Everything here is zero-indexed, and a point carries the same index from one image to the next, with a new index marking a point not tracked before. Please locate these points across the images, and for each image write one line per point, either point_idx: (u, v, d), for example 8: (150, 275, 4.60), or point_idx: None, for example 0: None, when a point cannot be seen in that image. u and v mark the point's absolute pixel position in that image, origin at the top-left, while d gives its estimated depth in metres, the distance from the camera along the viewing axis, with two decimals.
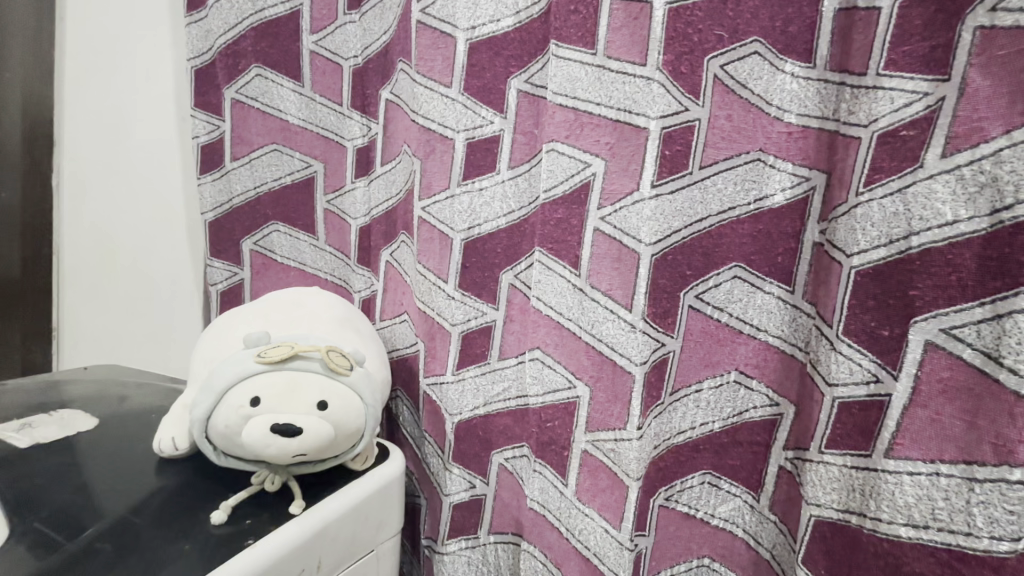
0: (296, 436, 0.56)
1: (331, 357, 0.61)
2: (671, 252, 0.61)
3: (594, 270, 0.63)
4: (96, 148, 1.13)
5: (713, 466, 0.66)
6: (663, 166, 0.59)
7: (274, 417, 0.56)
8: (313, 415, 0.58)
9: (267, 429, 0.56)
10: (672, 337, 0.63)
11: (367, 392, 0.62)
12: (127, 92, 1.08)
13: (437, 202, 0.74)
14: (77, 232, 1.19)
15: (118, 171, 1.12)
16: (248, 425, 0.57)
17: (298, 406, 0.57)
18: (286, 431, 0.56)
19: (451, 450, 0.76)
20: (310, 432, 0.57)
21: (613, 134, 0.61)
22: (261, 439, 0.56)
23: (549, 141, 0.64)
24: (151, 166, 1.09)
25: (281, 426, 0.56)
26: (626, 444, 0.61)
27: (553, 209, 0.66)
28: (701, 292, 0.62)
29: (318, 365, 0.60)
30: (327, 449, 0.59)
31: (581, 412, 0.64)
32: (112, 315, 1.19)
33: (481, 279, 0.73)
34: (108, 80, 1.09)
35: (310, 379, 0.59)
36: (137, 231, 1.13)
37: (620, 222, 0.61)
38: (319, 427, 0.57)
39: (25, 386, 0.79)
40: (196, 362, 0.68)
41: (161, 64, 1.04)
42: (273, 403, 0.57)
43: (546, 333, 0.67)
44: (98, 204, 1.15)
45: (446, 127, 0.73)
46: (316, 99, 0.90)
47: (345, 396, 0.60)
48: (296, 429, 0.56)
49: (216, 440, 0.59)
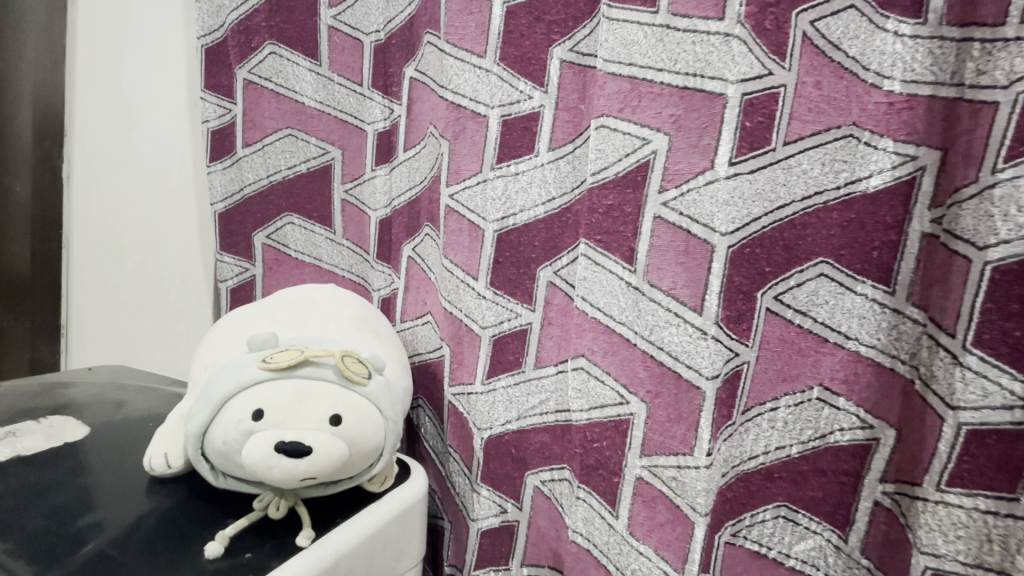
0: (304, 456, 0.48)
1: (347, 363, 0.53)
2: (749, 245, 0.51)
3: (654, 265, 0.53)
4: (105, 138, 1.07)
5: (789, 498, 0.56)
6: (742, 140, 0.50)
7: (279, 434, 0.48)
8: (325, 432, 0.49)
9: (271, 448, 0.48)
10: (747, 346, 0.53)
11: (387, 404, 0.54)
12: (138, 78, 1.02)
13: (467, 188, 0.66)
14: (84, 227, 1.13)
15: (128, 162, 1.06)
16: (249, 442, 0.48)
17: (308, 421, 0.49)
18: (293, 451, 0.48)
19: (480, 470, 0.67)
20: (320, 452, 0.48)
21: (680, 104, 0.51)
22: (262, 460, 0.48)
23: (600, 115, 0.55)
24: (162, 156, 1.03)
25: (287, 445, 0.48)
26: (693, 473, 0.51)
27: (603, 193, 0.56)
28: (781, 293, 0.53)
29: (332, 373, 0.52)
30: (340, 470, 0.51)
31: (635, 432, 0.55)
32: (120, 313, 1.13)
33: (516, 276, 0.65)
34: (118, 66, 1.03)
35: (322, 389, 0.51)
36: (147, 225, 1.07)
37: (688, 208, 0.51)
38: (330, 447, 0.49)
39: (16, 388, 0.72)
40: (196, 366, 0.60)
41: (172, 47, 0.98)
42: (278, 417, 0.49)
43: (592, 339, 0.57)
44: (106, 197, 1.09)
45: (479, 103, 0.64)
46: (334, 79, 0.82)
47: (362, 409, 0.52)
48: (304, 449, 0.48)
49: (213, 458, 0.51)
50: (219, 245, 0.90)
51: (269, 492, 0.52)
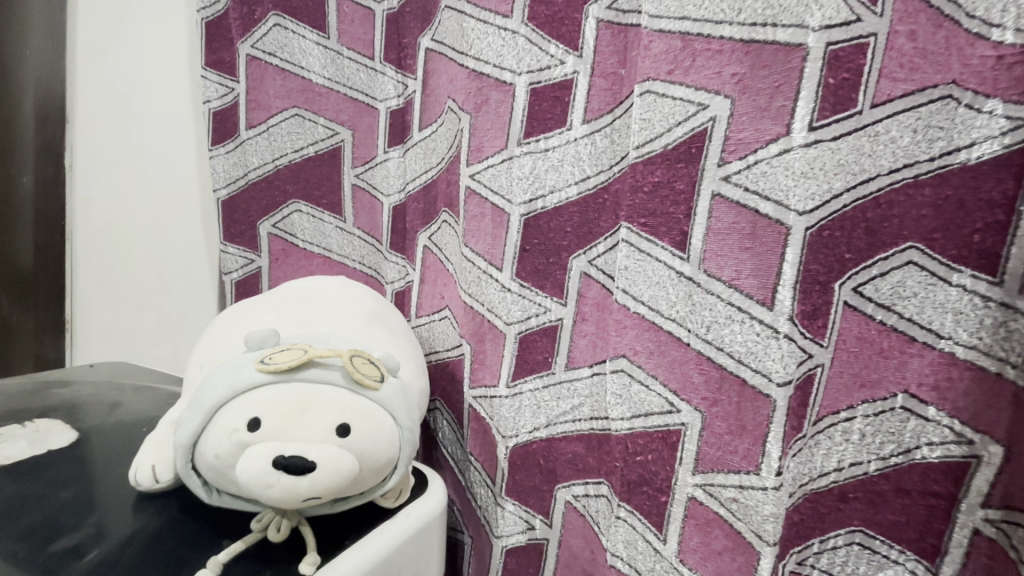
0: (307, 473, 0.42)
1: (356, 364, 0.46)
2: (828, 227, 0.43)
3: (711, 253, 0.46)
4: (105, 124, 1.02)
5: (865, 523, 0.49)
6: (824, 99, 0.41)
7: (278, 447, 0.42)
8: (331, 444, 0.43)
9: (269, 463, 0.41)
10: (822, 347, 0.45)
11: (402, 411, 0.47)
12: (139, 59, 0.96)
13: (490, 167, 0.59)
14: (86, 217, 1.08)
15: (130, 149, 1.00)
16: (245, 455, 0.42)
17: (312, 433, 0.43)
18: (294, 467, 0.41)
19: (504, 482, 0.61)
20: (326, 468, 0.42)
21: (745, 61, 0.44)
22: (259, 478, 0.41)
23: (644, 80, 0.48)
24: (165, 143, 0.97)
25: (287, 460, 0.41)
26: (759, 495, 0.44)
27: (649, 169, 0.48)
28: (861, 284, 0.45)
29: (340, 376, 0.45)
30: (349, 488, 0.45)
31: (687, 446, 0.47)
32: (125, 308, 1.08)
33: (545, 266, 0.57)
34: (119, 47, 0.97)
35: (328, 394, 0.44)
36: (150, 216, 1.02)
37: (754, 183, 0.43)
38: (337, 462, 0.42)
39: (7, 387, 0.68)
40: (191, 366, 0.54)
41: (173, 25, 0.92)
42: (277, 427, 0.42)
43: (634, 337, 0.50)
44: (108, 186, 1.04)
45: (504, 70, 0.57)
46: (343, 53, 0.75)
47: (373, 417, 0.45)
48: (307, 465, 0.42)
49: (205, 472, 0.45)
50: (223, 235, 0.84)
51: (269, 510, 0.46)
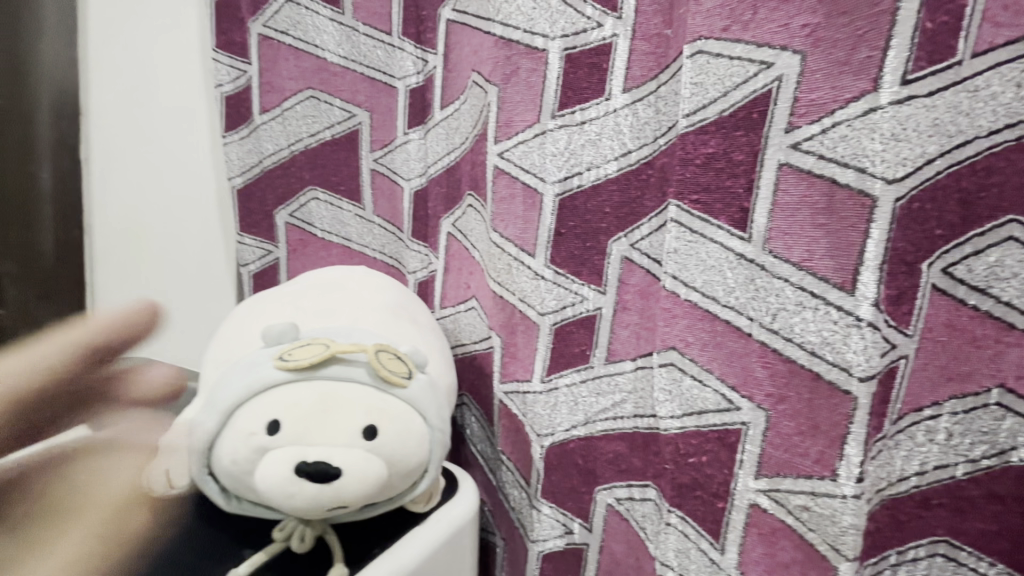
0: (332, 480, 0.38)
1: (382, 360, 0.42)
2: (919, 197, 0.37)
3: (778, 231, 0.40)
4: (120, 113, 0.99)
5: (950, 532, 0.43)
6: (921, 47, 0.35)
7: (300, 452, 0.38)
8: (357, 448, 0.39)
9: (290, 470, 0.38)
10: (907, 337, 0.39)
11: (432, 410, 0.43)
12: (150, 47, 0.93)
13: (520, 144, 0.54)
14: None
15: (145, 140, 0.98)
16: (264, 461, 0.39)
17: (337, 436, 0.39)
18: (318, 474, 0.38)
19: (540, 484, 0.57)
20: (352, 475, 0.39)
21: (818, 10, 0.38)
22: (280, 487, 0.38)
23: (692, 40, 0.42)
24: (187, 133, 0.98)
25: (310, 467, 0.38)
26: (836, 504, 0.39)
27: (702, 139, 0.43)
28: (952, 264, 0.40)
29: (364, 373, 0.41)
30: (376, 495, 0.41)
31: (747, 448, 0.43)
32: None
33: (582, 251, 0.53)
34: (129, 34, 0.94)
35: (352, 394, 0.40)
36: (168, 208, 0.99)
37: (831, 149, 0.38)
38: (363, 468, 0.39)
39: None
40: (206, 362, 0.51)
41: None
42: (298, 431, 0.39)
43: (685, 327, 0.45)
44: None
45: (535, 35, 0.52)
46: (358, 28, 0.71)
47: (401, 418, 0.41)
48: (332, 471, 0.38)
49: (223, 477, 0.42)
50: (239, 225, 0.81)
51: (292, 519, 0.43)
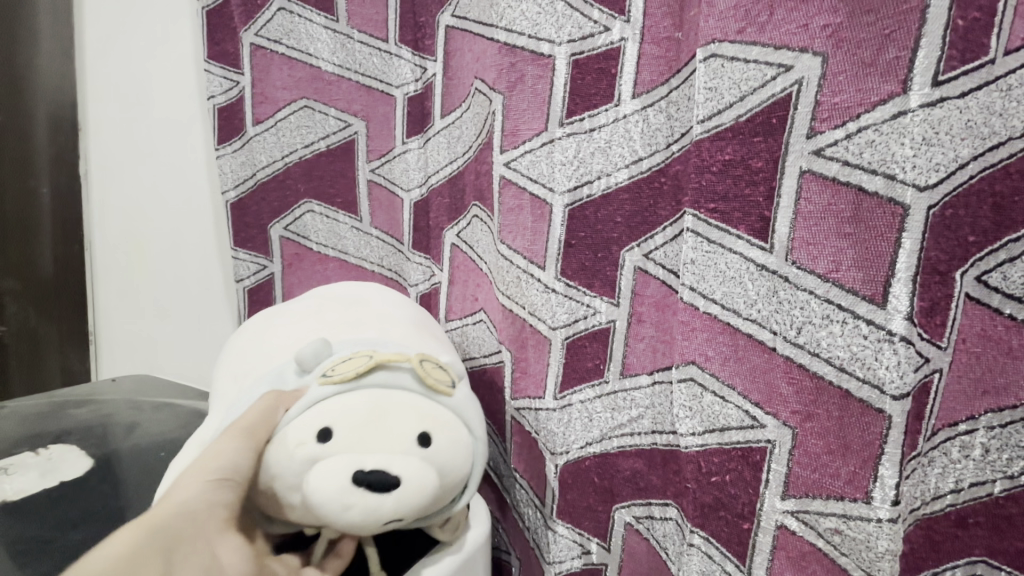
0: (392, 490, 0.38)
1: (430, 369, 0.43)
2: (952, 204, 0.35)
3: (801, 240, 0.39)
4: (121, 126, 0.97)
5: (987, 552, 0.41)
6: (953, 47, 0.33)
7: (358, 461, 0.38)
8: (414, 457, 0.40)
9: (349, 480, 0.37)
10: (941, 350, 0.37)
11: (474, 419, 0.45)
12: (145, 61, 0.92)
13: (527, 154, 0.52)
14: (104, 228, 1.04)
15: (143, 155, 0.97)
16: (317, 473, 0.38)
17: (392, 444, 0.39)
18: (379, 484, 0.37)
19: (554, 504, 0.54)
20: (411, 484, 0.38)
21: (841, 9, 0.36)
22: (335, 500, 0.37)
23: (706, 44, 0.41)
24: (180, 144, 0.93)
25: (370, 476, 0.37)
26: (870, 528, 0.37)
27: (717, 146, 0.41)
28: (986, 272, 0.38)
29: (416, 380, 0.43)
30: (425, 507, 0.41)
31: (773, 467, 0.41)
32: (147, 319, 1.05)
33: (592, 262, 0.51)
34: (125, 50, 0.94)
35: (405, 402, 0.41)
36: (168, 222, 0.98)
37: (859, 155, 0.36)
38: (421, 475, 0.39)
39: (28, 408, 0.65)
40: (222, 379, 0.49)
41: (177, 25, 0.88)
42: (354, 440, 0.39)
43: (705, 341, 0.43)
44: (124, 195, 1.01)
45: (541, 42, 0.51)
46: (353, 35, 0.70)
47: (451, 425, 0.42)
48: (391, 480, 0.38)
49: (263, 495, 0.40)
50: (233, 240, 0.79)
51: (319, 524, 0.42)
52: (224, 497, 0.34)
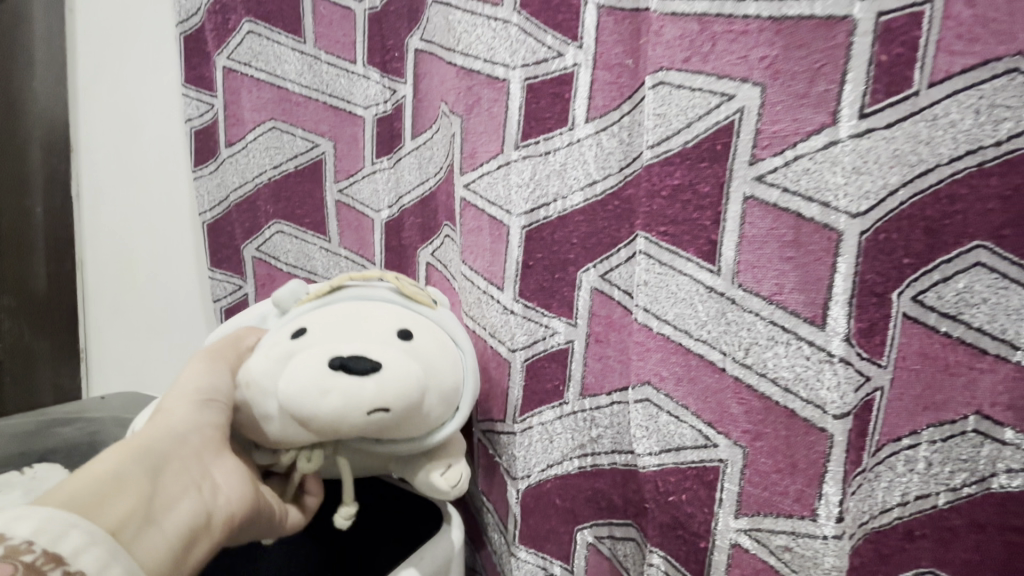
0: (371, 374, 0.40)
1: (405, 286, 0.49)
2: (884, 228, 0.37)
3: (747, 263, 0.40)
4: (111, 140, 0.95)
5: (935, 563, 0.43)
6: (877, 80, 0.35)
7: (337, 351, 0.41)
8: (392, 348, 0.43)
9: (330, 367, 0.40)
10: (881, 367, 0.39)
11: (455, 331, 0.49)
12: (133, 80, 0.91)
13: (486, 175, 0.53)
14: (97, 247, 1.02)
15: (133, 173, 0.95)
16: (300, 368, 0.41)
17: (371, 339, 0.43)
18: (356, 367, 0.40)
19: (516, 530, 0.54)
20: (389, 367, 0.40)
21: (776, 42, 0.38)
22: (316, 384, 0.40)
23: (655, 70, 0.42)
24: (170, 159, 0.92)
25: (348, 361, 0.40)
26: (816, 544, 0.38)
27: (667, 171, 0.42)
28: (921, 292, 0.39)
29: (390, 294, 0.49)
30: (410, 407, 0.42)
31: (726, 486, 0.41)
32: (138, 337, 1.03)
33: (550, 283, 0.51)
34: (114, 69, 0.92)
35: (384, 309, 0.46)
36: (157, 241, 0.96)
37: (796, 183, 0.37)
38: (401, 356, 0.42)
39: (13, 427, 0.64)
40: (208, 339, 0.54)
41: (164, 45, 0.88)
42: (333, 335, 0.43)
43: (659, 361, 0.44)
44: (114, 214, 0.98)
45: (496, 65, 0.51)
46: (321, 57, 0.70)
47: (429, 328, 0.47)
48: (369, 363, 0.40)
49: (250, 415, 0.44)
50: (210, 260, 0.80)
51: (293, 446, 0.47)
52: (211, 416, 0.42)
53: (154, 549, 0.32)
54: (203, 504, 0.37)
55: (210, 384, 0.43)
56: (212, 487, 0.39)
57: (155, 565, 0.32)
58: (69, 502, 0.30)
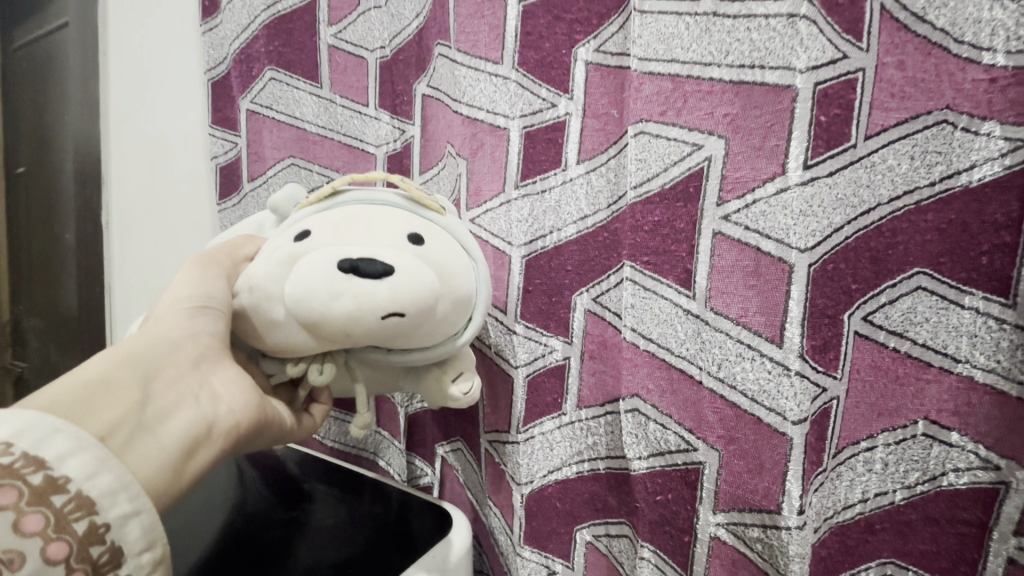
0: (384, 276, 0.43)
1: (410, 192, 0.52)
2: (832, 260, 0.44)
3: (717, 290, 0.46)
4: (144, 175, 1.03)
5: (895, 554, 0.47)
6: (818, 137, 0.42)
7: (349, 254, 0.44)
8: (403, 253, 0.45)
9: (342, 269, 0.43)
10: (835, 379, 0.45)
11: (463, 236, 0.52)
12: (164, 119, 0.99)
13: (489, 211, 0.60)
14: (126, 272, 1.10)
15: (161, 204, 1.03)
16: (314, 270, 0.44)
17: (382, 243, 0.46)
18: (369, 270, 0.43)
19: (522, 531, 0.60)
20: (400, 270, 0.44)
21: (736, 102, 0.44)
22: (327, 286, 0.43)
23: (636, 121, 0.48)
24: (198, 194, 0.99)
25: (360, 264, 0.43)
26: (783, 535, 0.43)
27: (648, 209, 0.49)
28: (871, 312, 0.45)
29: (395, 200, 0.51)
30: (423, 311, 0.45)
31: (705, 485, 0.47)
32: None
33: (548, 305, 0.57)
34: (146, 110, 1.00)
35: (391, 214, 0.49)
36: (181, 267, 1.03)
37: (756, 222, 0.44)
38: (406, 260, 0.45)
39: None
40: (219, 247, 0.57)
41: (192, 87, 0.96)
42: (341, 239, 0.46)
43: (646, 374, 0.49)
44: (143, 242, 1.06)
45: (497, 115, 0.58)
46: (336, 100, 0.77)
47: (434, 236, 0.50)
48: (382, 266, 0.43)
49: (259, 322, 0.48)
50: None
51: (303, 360, 0.51)
52: (208, 325, 0.44)
53: (150, 457, 0.34)
54: (201, 413, 0.39)
55: (208, 293, 0.46)
56: (212, 397, 0.41)
57: (153, 467, 0.34)
58: (64, 406, 0.32)
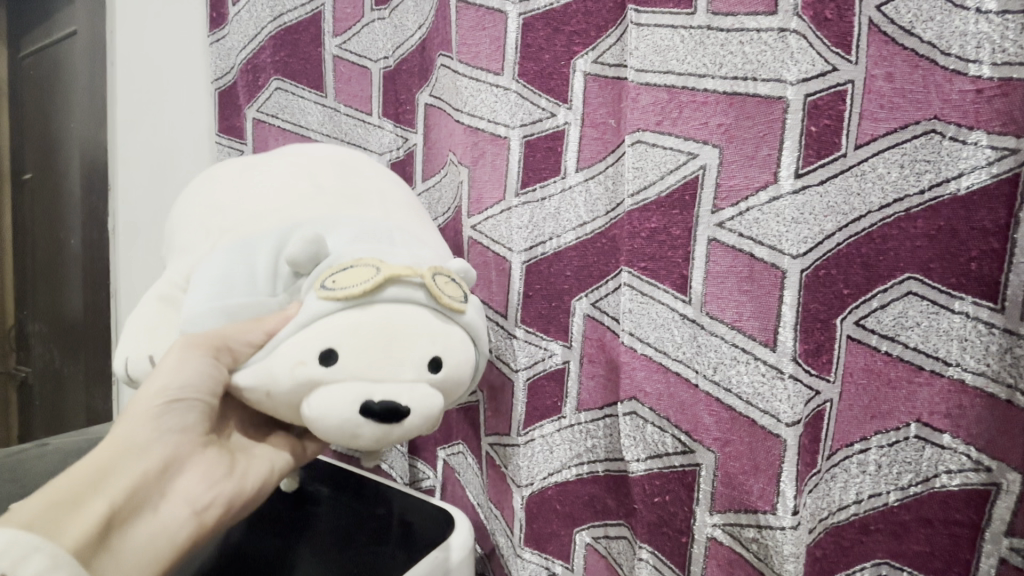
0: (402, 419, 0.40)
1: (438, 284, 0.43)
2: (824, 266, 0.45)
3: (712, 295, 0.47)
4: (148, 181, 1.03)
5: (890, 555, 0.48)
6: (808, 147, 0.44)
7: (367, 390, 0.40)
8: (422, 386, 0.41)
9: (358, 406, 0.40)
10: (829, 382, 0.46)
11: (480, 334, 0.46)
12: (171, 128, 1.01)
13: (490, 218, 0.61)
14: (131, 278, 1.08)
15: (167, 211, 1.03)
16: (327, 398, 0.40)
17: (402, 373, 0.41)
18: (386, 414, 0.40)
19: (523, 533, 0.61)
20: (420, 413, 0.41)
21: (730, 112, 0.46)
22: (342, 421, 0.40)
23: (634, 131, 0.49)
24: None
25: (378, 407, 0.39)
26: (777, 535, 0.44)
27: (645, 216, 0.50)
28: (863, 317, 0.46)
29: (424, 297, 0.43)
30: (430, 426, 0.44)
31: (702, 486, 0.48)
32: None
33: (548, 310, 0.59)
34: (153, 117, 1.01)
35: (415, 326, 0.41)
36: None
37: (750, 229, 0.45)
38: (425, 398, 0.41)
39: (65, 445, 0.70)
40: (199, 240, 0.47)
41: (199, 97, 0.98)
42: (358, 360, 0.40)
43: (644, 378, 0.50)
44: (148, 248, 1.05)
45: (498, 124, 0.60)
46: (340, 109, 0.78)
47: (460, 342, 0.44)
48: (401, 410, 0.40)
49: (257, 406, 0.45)
50: None
51: None
52: (182, 420, 0.44)
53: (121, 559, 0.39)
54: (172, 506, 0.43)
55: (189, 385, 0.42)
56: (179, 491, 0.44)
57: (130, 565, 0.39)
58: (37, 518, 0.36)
